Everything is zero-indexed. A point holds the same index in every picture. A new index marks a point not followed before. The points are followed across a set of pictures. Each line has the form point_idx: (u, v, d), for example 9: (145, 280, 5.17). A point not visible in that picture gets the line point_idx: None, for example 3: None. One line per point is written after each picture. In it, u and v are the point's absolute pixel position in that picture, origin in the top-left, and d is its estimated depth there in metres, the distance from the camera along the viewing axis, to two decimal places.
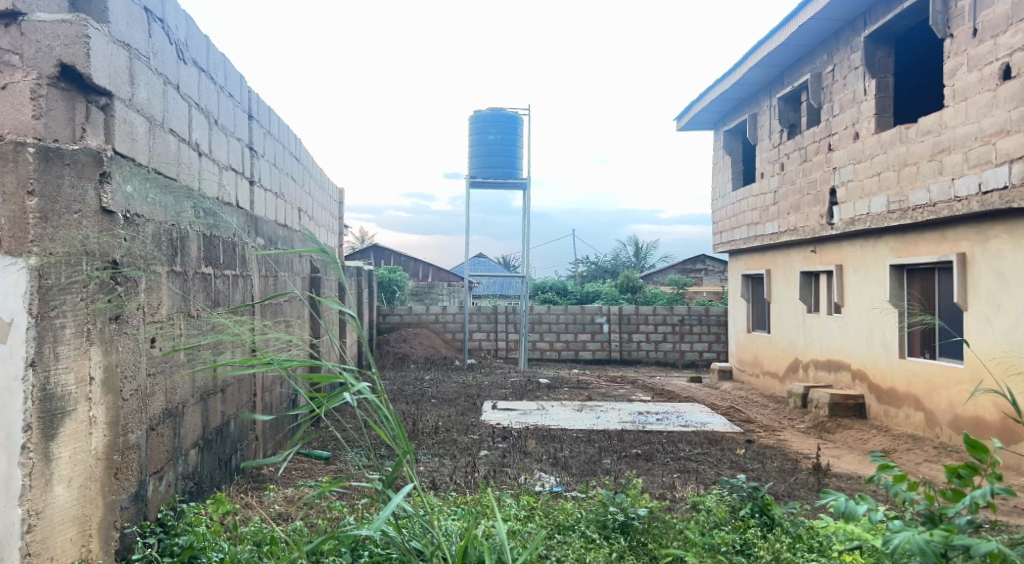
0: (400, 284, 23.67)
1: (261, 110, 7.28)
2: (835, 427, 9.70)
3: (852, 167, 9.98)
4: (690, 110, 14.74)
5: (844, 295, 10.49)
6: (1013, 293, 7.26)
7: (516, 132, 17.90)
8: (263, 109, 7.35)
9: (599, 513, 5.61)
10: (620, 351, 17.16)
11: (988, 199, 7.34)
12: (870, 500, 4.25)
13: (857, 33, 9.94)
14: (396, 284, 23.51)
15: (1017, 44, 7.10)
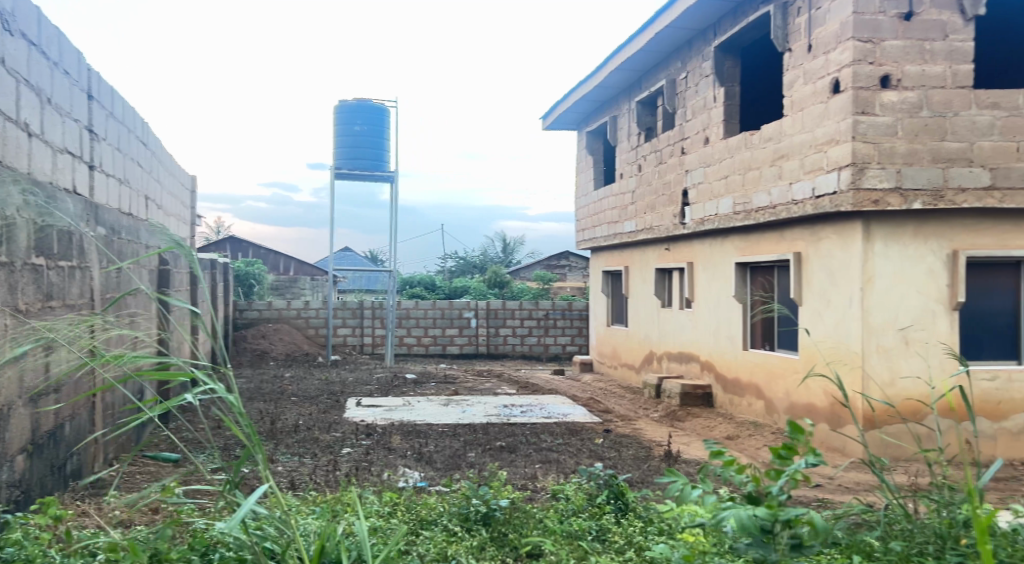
0: (259, 278, 23.14)
1: (101, 89, 7.02)
2: (686, 415, 10.26)
3: (702, 170, 10.55)
4: (554, 109, 15.12)
5: (695, 291, 11.10)
6: (840, 289, 7.90)
7: (382, 123, 17.80)
8: (104, 89, 7.09)
9: (462, 506, 5.76)
10: (487, 345, 17.42)
11: (820, 203, 7.93)
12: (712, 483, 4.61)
13: (708, 42, 10.49)
14: (253, 279, 22.93)
15: (844, 61, 7.66)
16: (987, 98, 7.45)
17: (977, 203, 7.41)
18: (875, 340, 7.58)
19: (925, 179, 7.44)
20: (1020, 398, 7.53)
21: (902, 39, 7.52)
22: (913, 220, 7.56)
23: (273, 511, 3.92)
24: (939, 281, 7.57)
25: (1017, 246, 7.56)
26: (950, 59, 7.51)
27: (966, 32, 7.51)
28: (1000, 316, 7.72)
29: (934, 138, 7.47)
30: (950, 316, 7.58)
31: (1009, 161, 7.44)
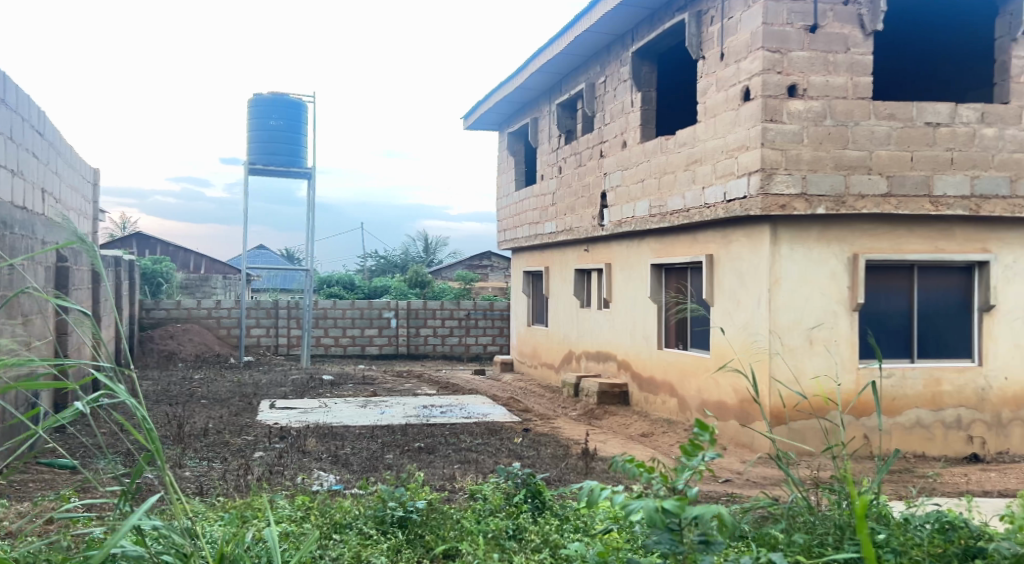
0: (167, 277, 22.48)
1: None
2: (603, 414, 10.43)
3: (620, 173, 10.74)
4: (475, 109, 15.14)
5: (612, 291, 11.28)
6: (749, 290, 8.16)
7: (298, 118, 17.51)
8: None
9: (378, 509, 5.72)
10: (407, 345, 17.33)
11: (731, 207, 8.17)
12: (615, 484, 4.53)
13: (626, 48, 10.67)
14: (161, 277, 22.30)
15: (754, 70, 7.90)
16: (885, 109, 7.80)
17: (875, 209, 7.75)
18: (781, 340, 7.85)
19: (828, 186, 7.73)
20: (913, 395, 7.91)
21: (808, 50, 7.80)
22: (817, 225, 7.85)
23: (172, 517, 3.85)
24: (840, 283, 7.88)
25: (911, 250, 7.94)
26: (851, 71, 7.83)
27: (866, 46, 7.85)
28: (896, 316, 8.08)
29: (836, 146, 7.77)
30: (850, 316, 7.91)
31: (904, 170, 7.79)
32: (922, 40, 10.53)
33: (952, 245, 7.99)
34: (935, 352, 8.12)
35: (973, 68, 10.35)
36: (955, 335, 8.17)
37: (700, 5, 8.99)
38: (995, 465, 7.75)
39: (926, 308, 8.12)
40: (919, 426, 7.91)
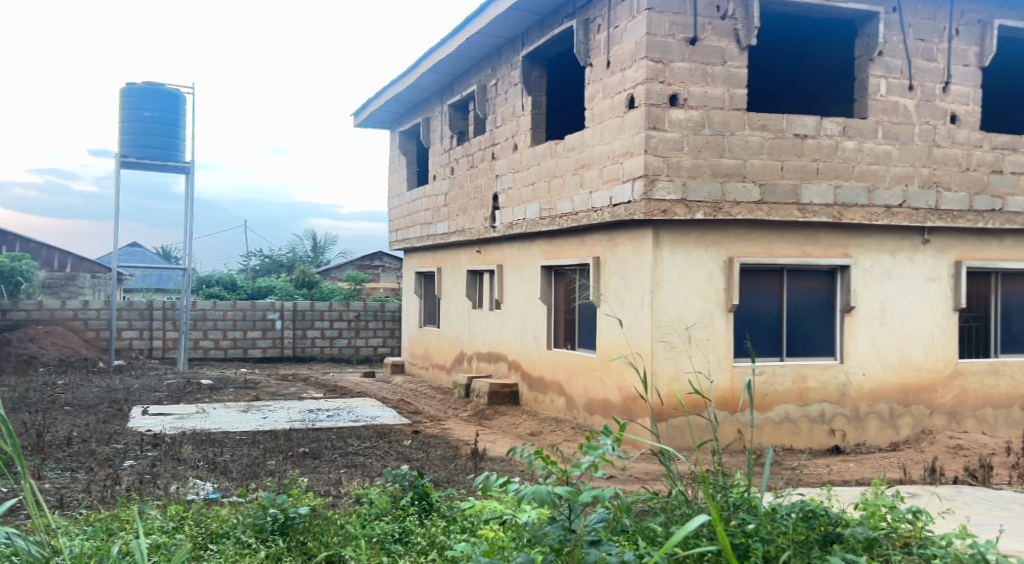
0: (27, 276, 21.30)
1: None
2: (493, 414, 10.47)
3: (511, 175, 10.81)
4: (365, 107, 14.95)
5: (503, 292, 11.35)
6: (633, 291, 8.36)
7: (174, 110, 16.89)
8: None
9: (258, 516, 5.53)
10: (292, 348, 16.97)
11: (617, 211, 8.33)
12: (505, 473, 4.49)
13: (516, 52, 10.76)
14: (21, 277, 21.14)
15: (638, 79, 8.08)
16: (758, 120, 8.14)
17: (749, 215, 8.08)
18: (663, 339, 8.05)
19: (706, 192, 8.00)
20: (782, 391, 8.28)
21: (688, 61, 8.04)
22: (696, 229, 8.12)
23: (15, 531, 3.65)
24: (717, 284, 8.17)
25: (781, 254, 8.31)
26: (727, 82, 8.13)
27: (741, 60, 8.18)
28: (767, 317, 8.44)
29: (714, 154, 8.04)
30: (726, 317, 8.21)
31: (775, 178, 8.16)
32: (791, 56, 11.02)
33: (818, 250, 8.43)
34: (802, 350, 8.52)
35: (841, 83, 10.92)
36: (822, 335, 8.60)
37: (587, 13, 9.15)
38: (854, 456, 8.21)
39: (795, 308, 8.51)
40: (788, 421, 8.29)
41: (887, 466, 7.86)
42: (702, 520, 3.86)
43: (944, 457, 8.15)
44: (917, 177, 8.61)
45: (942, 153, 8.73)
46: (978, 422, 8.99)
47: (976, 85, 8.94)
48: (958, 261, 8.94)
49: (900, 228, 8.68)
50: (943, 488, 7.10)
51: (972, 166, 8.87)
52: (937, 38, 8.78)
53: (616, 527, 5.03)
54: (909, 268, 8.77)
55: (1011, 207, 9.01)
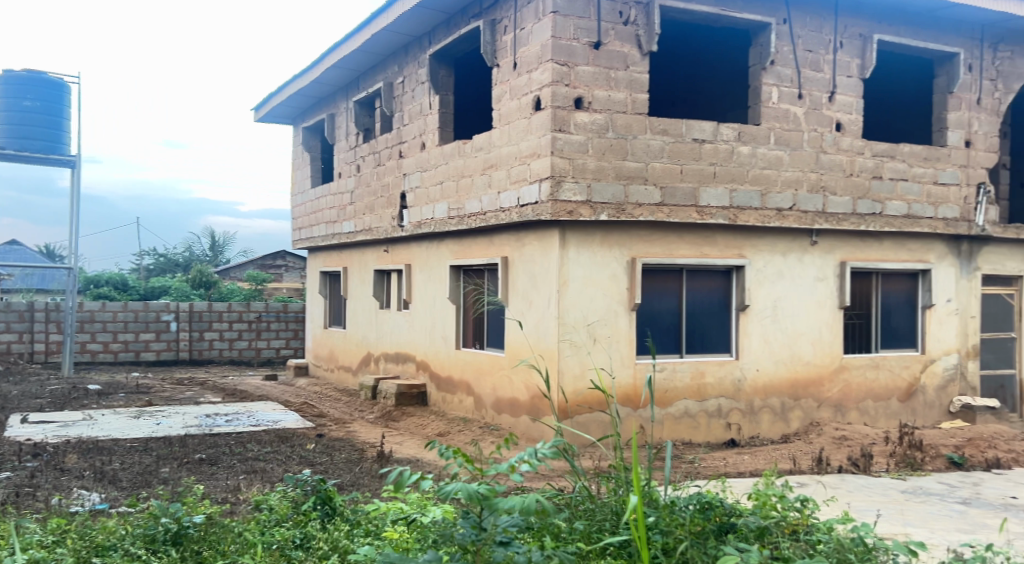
0: None
1: None
2: (400, 415, 10.35)
3: (419, 174, 10.72)
4: (267, 102, 14.57)
5: (411, 292, 11.24)
6: (540, 291, 8.36)
7: (57, 100, 16.09)
8: None
9: (148, 526, 5.28)
10: (189, 351, 16.43)
11: (524, 211, 8.32)
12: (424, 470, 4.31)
13: (423, 50, 10.66)
14: None
15: (544, 81, 8.11)
16: (659, 125, 8.30)
17: (650, 217, 8.23)
18: (568, 338, 8.10)
19: (610, 194, 8.11)
20: (682, 387, 8.47)
21: (592, 65, 8.13)
22: (600, 229, 8.21)
23: None
24: (621, 284, 8.29)
25: (681, 255, 8.50)
26: (629, 87, 8.25)
27: (643, 65, 8.32)
28: (667, 315, 8.61)
29: (617, 157, 8.15)
30: (629, 315, 8.34)
31: (675, 181, 8.35)
32: (691, 61, 11.30)
33: (715, 250, 8.66)
34: (701, 347, 8.73)
35: (741, 91, 11.26)
36: (720, 333, 8.84)
37: (494, 14, 9.13)
38: (748, 449, 8.48)
39: (693, 307, 8.71)
40: (686, 416, 8.48)
41: (778, 457, 8.15)
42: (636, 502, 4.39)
43: (830, 448, 8.51)
44: (806, 182, 8.96)
45: (829, 159, 9.11)
46: (862, 414, 9.39)
47: (858, 95, 9.35)
48: (843, 261, 9.32)
49: (791, 230, 9.00)
50: (828, 478, 7.43)
51: (855, 172, 9.27)
52: (823, 50, 9.13)
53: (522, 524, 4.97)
54: (799, 268, 9.10)
55: (890, 211, 9.43)
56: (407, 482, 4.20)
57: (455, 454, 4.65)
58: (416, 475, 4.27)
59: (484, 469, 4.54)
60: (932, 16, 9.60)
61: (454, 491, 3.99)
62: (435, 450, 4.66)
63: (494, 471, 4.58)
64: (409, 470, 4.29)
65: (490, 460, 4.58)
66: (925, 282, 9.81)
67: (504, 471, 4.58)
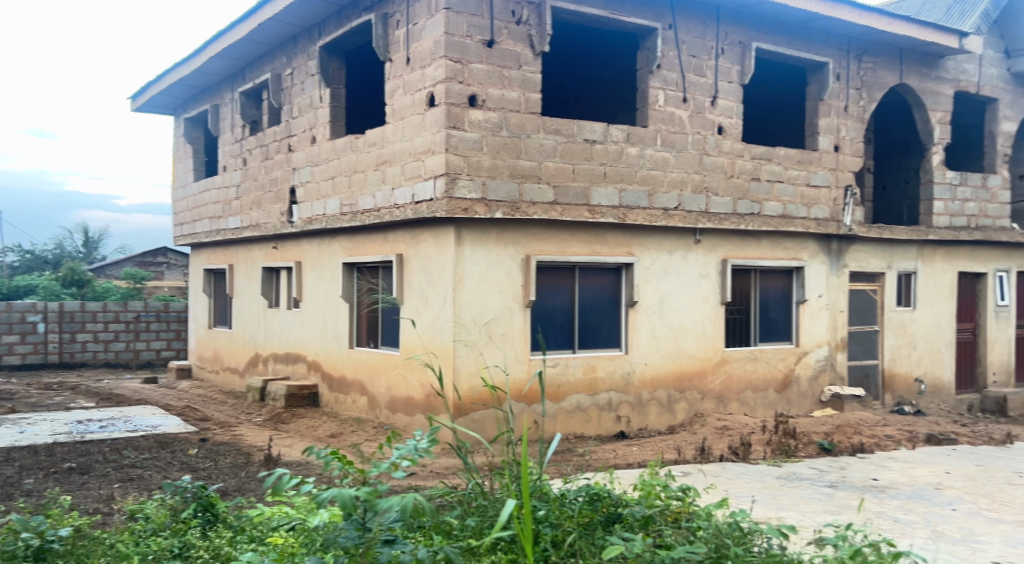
0: None
1: None
2: (291, 417, 10.21)
3: (309, 169, 10.59)
4: (146, 91, 14.06)
5: (302, 290, 11.08)
6: (435, 288, 8.36)
7: None
8: None
9: (8, 543, 5.00)
10: (59, 354, 15.71)
11: (419, 208, 8.34)
12: (301, 473, 4.26)
13: (313, 42, 10.54)
14: None
15: (438, 77, 8.15)
16: (551, 124, 8.49)
17: (544, 215, 8.41)
18: (464, 336, 8.16)
19: (504, 192, 8.23)
20: (574, 381, 8.69)
21: (485, 63, 8.23)
22: (495, 227, 8.32)
23: None
24: (515, 281, 8.43)
25: (573, 252, 8.73)
26: (523, 86, 8.41)
27: (535, 65, 8.49)
28: (560, 312, 8.82)
29: (511, 156, 8.29)
30: (523, 312, 8.50)
31: (567, 180, 8.56)
32: (578, 60, 11.54)
33: (606, 248, 8.94)
34: (593, 342, 8.99)
35: (628, 93, 11.62)
36: (610, 328, 9.11)
37: (386, 8, 9.09)
38: (637, 440, 8.79)
39: (585, 303, 8.96)
40: (579, 410, 8.72)
41: (664, 447, 8.49)
42: (520, 501, 4.48)
43: (713, 437, 8.91)
44: (690, 182, 9.36)
45: (711, 161, 9.54)
46: (741, 405, 9.87)
47: (738, 100, 9.81)
48: (724, 259, 9.76)
49: (676, 229, 9.37)
50: (710, 466, 7.80)
51: (735, 174, 9.73)
52: (706, 56, 9.53)
53: (413, 524, 5.04)
54: (684, 265, 9.48)
55: (767, 211, 9.95)
56: (287, 486, 4.12)
57: (333, 455, 4.63)
58: (295, 482, 4.27)
59: (367, 469, 4.49)
60: (805, 26, 10.16)
61: (332, 496, 3.97)
62: (315, 454, 4.57)
63: (377, 472, 4.51)
64: (288, 475, 4.28)
65: (372, 461, 4.52)
66: (799, 279, 10.38)
67: (387, 470, 4.54)
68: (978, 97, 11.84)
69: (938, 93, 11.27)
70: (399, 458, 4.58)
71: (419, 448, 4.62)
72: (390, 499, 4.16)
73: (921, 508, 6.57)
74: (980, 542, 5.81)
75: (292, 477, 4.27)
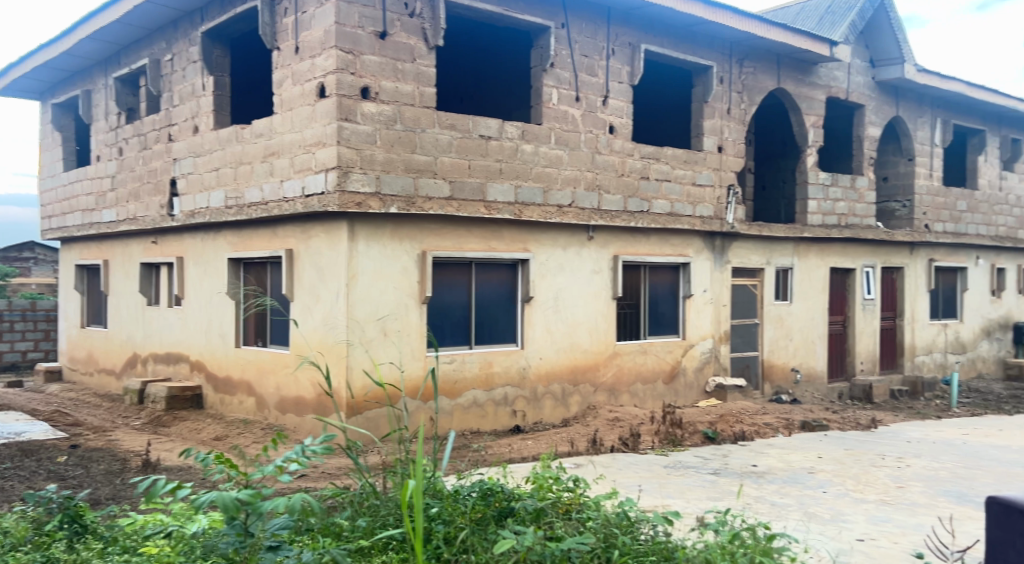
0: None
1: None
2: (172, 420, 9.90)
3: (191, 160, 10.31)
4: (9, 75, 13.35)
5: (184, 288, 10.77)
6: (328, 285, 8.26)
7: None
8: None
9: None
10: None
11: (309, 202, 8.23)
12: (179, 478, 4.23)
13: (194, 27, 10.24)
14: None
15: (328, 67, 8.06)
16: (446, 119, 8.53)
17: (440, 210, 8.45)
18: (359, 332, 8.10)
19: (399, 187, 8.23)
20: (470, 377, 8.76)
21: (378, 55, 8.19)
22: (390, 222, 8.30)
23: None
24: (411, 277, 8.44)
25: (469, 248, 8.81)
26: (417, 80, 8.42)
27: (429, 59, 8.51)
28: (457, 308, 8.87)
29: (406, 150, 8.29)
30: (419, 309, 8.51)
31: (462, 176, 8.63)
32: (466, 52, 11.59)
33: (501, 244, 9.05)
34: (488, 338, 9.09)
35: (515, 87, 11.77)
36: (505, 323, 9.22)
37: None
38: (532, 434, 8.94)
39: (481, 299, 9.05)
40: (475, 405, 8.80)
41: (558, 440, 8.68)
42: (410, 497, 4.49)
43: (604, 429, 9.16)
44: (583, 180, 9.59)
45: (603, 160, 9.79)
46: (632, 396, 10.17)
47: (628, 100, 10.08)
48: (616, 255, 10.03)
49: (570, 225, 9.58)
50: (601, 457, 8.03)
51: (626, 172, 10.02)
52: (597, 56, 9.75)
53: (300, 526, 5.00)
54: (577, 260, 9.69)
55: (656, 209, 10.29)
56: (162, 490, 4.06)
57: (213, 459, 4.52)
58: (170, 485, 4.19)
59: (248, 471, 4.43)
60: (691, 31, 10.53)
61: (212, 498, 3.93)
62: (193, 457, 4.50)
63: (262, 474, 4.48)
64: (162, 481, 4.20)
65: (254, 462, 4.47)
66: (685, 275, 10.76)
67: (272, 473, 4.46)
68: (847, 103, 12.52)
69: (811, 98, 11.88)
70: (285, 460, 4.54)
71: (305, 451, 4.59)
72: (274, 500, 4.17)
73: (795, 491, 6.95)
74: (847, 521, 6.20)
75: (166, 482, 4.18)
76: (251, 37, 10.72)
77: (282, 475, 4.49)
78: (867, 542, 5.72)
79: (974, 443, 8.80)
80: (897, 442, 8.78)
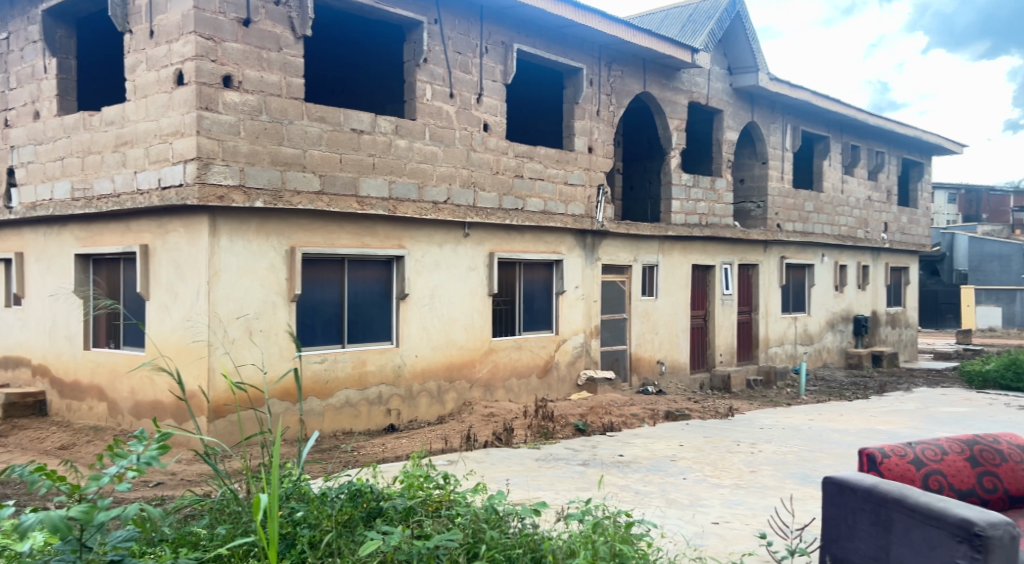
0: None
1: None
2: (10, 428, 9.31)
3: (32, 148, 9.77)
4: None
5: (24, 286, 10.19)
6: (187, 283, 8.01)
7: None
8: None
9: None
10: None
11: (166, 194, 7.96)
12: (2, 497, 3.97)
13: (34, 5, 9.70)
14: None
15: (186, 53, 7.80)
16: (316, 112, 8.44)
17: (310, 205, 8.35)
18: (221, 332, 7.89)
19: (265, 180, 8.08)
20: (342, 377, 8.68)
21: (241, 43, 8.00)
22: (255, 217, 8.12)
23: None
24: (278, 274, 8.29)
25: (341, 245, 8.73)
26: (283, 69, 8.29)
27: (296, 49, 8.40)
28: (328, 305, 8.77)
29: (272, 142, 8.14)
30: (288, 307, 8.38)
31: (333, 170, 8.55)
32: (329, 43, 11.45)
33: (375, 240, 9.01)
34: (361, 336, 9.03)
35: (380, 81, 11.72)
36: (378, 320, 9.18)
37: None
38: (405, 432, 8.94)
39: (354, 297, 8.98)
40: (348, 405, 8.72)
41: (432, 438, 8.72)
42: (264, 501, 4.37)
43: (478, 424, 9.27)
44: (457, 176, 9.68)
45: (477, 157, 9.90)
46: (506, 392, 10.32)
47: (501, 99, 10.23)
48: (491, 252, 10.16)
49: (444, 222, 9.63)
50: (474, 452, 8.13)
51: (500, 170, 10.16)
52: (470, 54, 9.85)
53: (151, 537, 4.82)
54: (452, 257, 9.75)
55: (530, 207, 10.49)
56: None
57: (38, 472, 4.18)
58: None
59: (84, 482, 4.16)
60: (561, 32, 10.77)
61: (38, 520, 3.69)
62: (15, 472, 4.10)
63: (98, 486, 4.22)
64: None
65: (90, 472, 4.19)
66: (558, 272, 11.00)
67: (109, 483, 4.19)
68: (707, 108, 13.10)
69: (675, 103, 12.38)
70: (124, 470, 4.25)
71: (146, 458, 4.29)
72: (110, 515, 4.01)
73: (657, 478, 7.24)
74: (704, 506, 6.51)
75: None
76: (98, 18, 10.25)
77: (121, 486, 4.22)
78: (721, 525, 6.03)
79: (818, 427, 9.41)
80: (752, 428, 9.29)
